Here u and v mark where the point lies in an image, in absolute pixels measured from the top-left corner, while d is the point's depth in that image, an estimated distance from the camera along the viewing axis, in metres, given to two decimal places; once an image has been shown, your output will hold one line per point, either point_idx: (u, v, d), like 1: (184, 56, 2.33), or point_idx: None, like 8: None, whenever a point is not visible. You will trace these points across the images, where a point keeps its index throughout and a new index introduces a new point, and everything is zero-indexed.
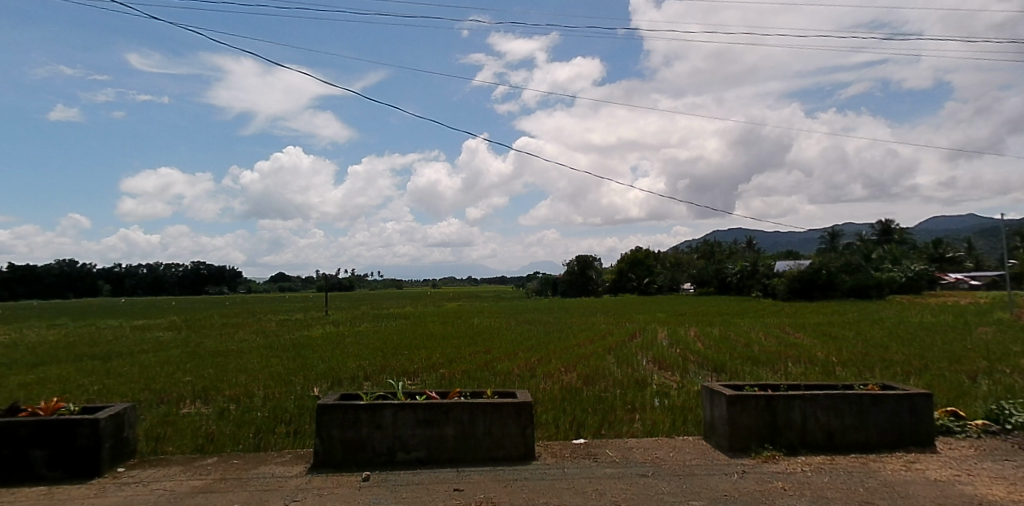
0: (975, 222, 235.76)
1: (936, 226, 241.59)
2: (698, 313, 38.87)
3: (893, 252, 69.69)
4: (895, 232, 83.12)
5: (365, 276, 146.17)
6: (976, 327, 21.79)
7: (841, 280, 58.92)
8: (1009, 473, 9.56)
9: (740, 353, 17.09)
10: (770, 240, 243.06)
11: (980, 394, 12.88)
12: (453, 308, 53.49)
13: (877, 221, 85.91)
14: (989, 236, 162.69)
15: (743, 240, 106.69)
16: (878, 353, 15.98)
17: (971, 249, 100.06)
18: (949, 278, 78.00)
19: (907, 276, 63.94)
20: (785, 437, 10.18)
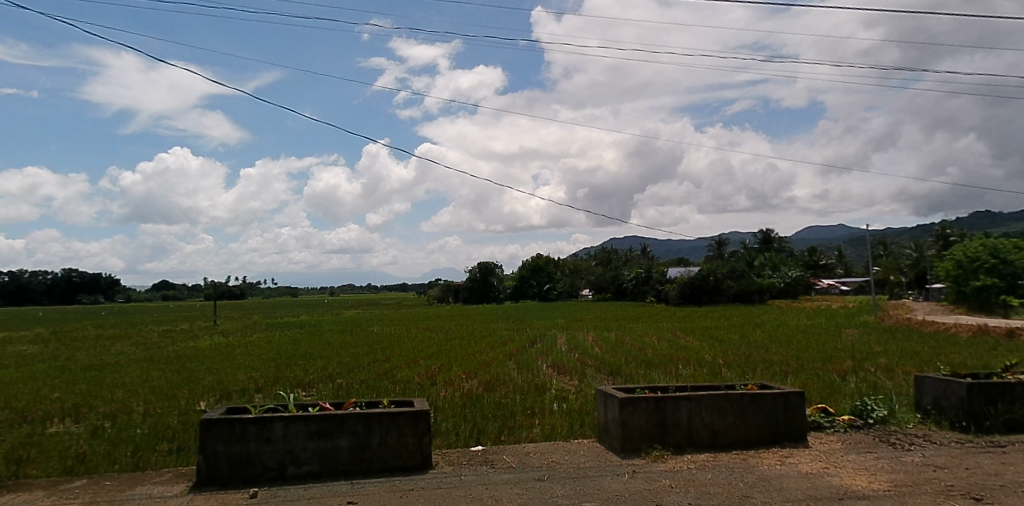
0: (844, 231, 257.16)
1: (811, 235, 260.76)
2: (594, 319, 40.11)
3: (774, 259, 74.45)
4: (775, 241, 88.99)
5: (256, 283, 140.27)
6: (843, 329, 23.58)
7: (726, 285, 62.38)
8: (870, 464, 10.42)
9: (635, 357, 17.70)
10: (662, 247, 253.89)
11: (848, 391, 13.94)
12: (351, 316, 52.17)
13: (760, 230, 91.47)
14: (855, 245, 177.70)
15: (638, 247, 110.76)
16: (759, 355, 17.01)
17: (842, 257, 108.66)
18: (823, 284, 84.26)
19: (785, 282, 68.47)
20: (672, 436, 10.62)
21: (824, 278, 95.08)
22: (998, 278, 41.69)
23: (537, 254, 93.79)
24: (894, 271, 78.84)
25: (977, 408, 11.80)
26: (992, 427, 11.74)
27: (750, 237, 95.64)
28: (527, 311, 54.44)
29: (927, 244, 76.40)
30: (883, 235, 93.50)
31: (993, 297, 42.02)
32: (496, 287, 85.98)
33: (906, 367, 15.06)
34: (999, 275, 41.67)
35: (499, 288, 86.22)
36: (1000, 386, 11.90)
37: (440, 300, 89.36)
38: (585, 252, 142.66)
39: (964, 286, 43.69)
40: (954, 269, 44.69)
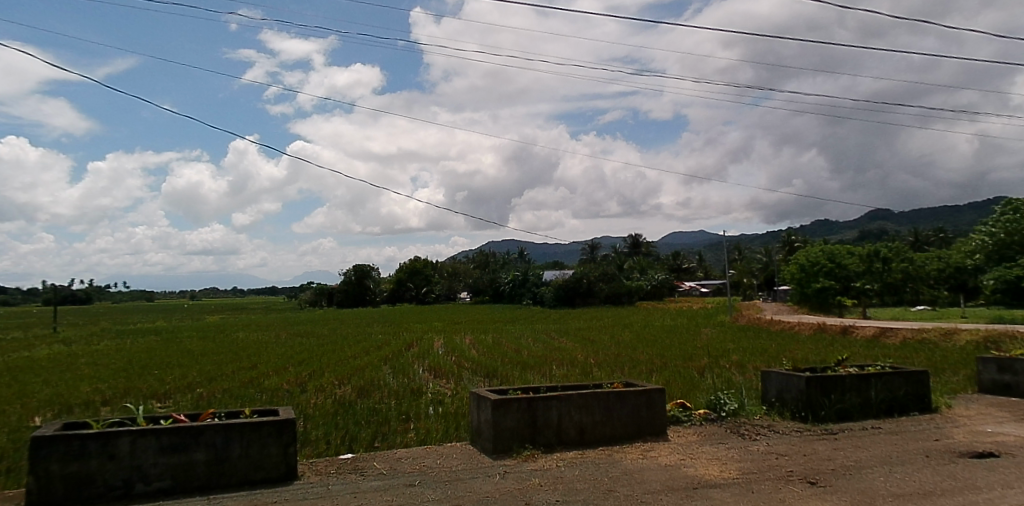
0: (706, 236, 275.52)
1: (676, 241, 276.69)
2: (471, 321, 40.48)
3: (641, 263, 78.38)
4: (643, 246, 93.73)
5: (103, 287, 128.94)
6: (701, 329, 25.28)
7: (598, 288, 64.97)
8: (722, 454, 11.20)
9: (511, 359, 17.93)
10: (539, 250, 259.87)
11: (706, 387, 14.90)
12: (214, 321, 49.18)
13: (630, 235, 95.99)
14: (714, 250, 191.08)
15: (516, 250, 112.83)
16: (627, 354, 17.82)
17: (702, 261, 116.19)
18: (685, 286, 89.83)
19: (652, 284, 72.03)
20: (543, 435, 10.88)
21: (687, 281, 101.21)
22: (834, 281, 45.96)
23: (415, 256, 93.09)
24: (747, 274, 85.51)
25: (814, 399, 12.99)
26: (826, 416, 12.97)
27: (620, 242, 99.90)
28: (404, 315, 53.87)
29: (775, 249, 83.52)
30: (738, 241, 101.17)
31: (830, 297, 46.16)
32: (372, 291, 84.59)
33: (755, 363, 16.35)
34: (835, 278, 45.99)
35: (375, 291, 84.99)
36: (833, 379, 13.17)
37: (312, 304, 86.75)
38: (462, 255, 143.33)
39: (806, 288, 47.80)
40: (798, 272, 49.01)
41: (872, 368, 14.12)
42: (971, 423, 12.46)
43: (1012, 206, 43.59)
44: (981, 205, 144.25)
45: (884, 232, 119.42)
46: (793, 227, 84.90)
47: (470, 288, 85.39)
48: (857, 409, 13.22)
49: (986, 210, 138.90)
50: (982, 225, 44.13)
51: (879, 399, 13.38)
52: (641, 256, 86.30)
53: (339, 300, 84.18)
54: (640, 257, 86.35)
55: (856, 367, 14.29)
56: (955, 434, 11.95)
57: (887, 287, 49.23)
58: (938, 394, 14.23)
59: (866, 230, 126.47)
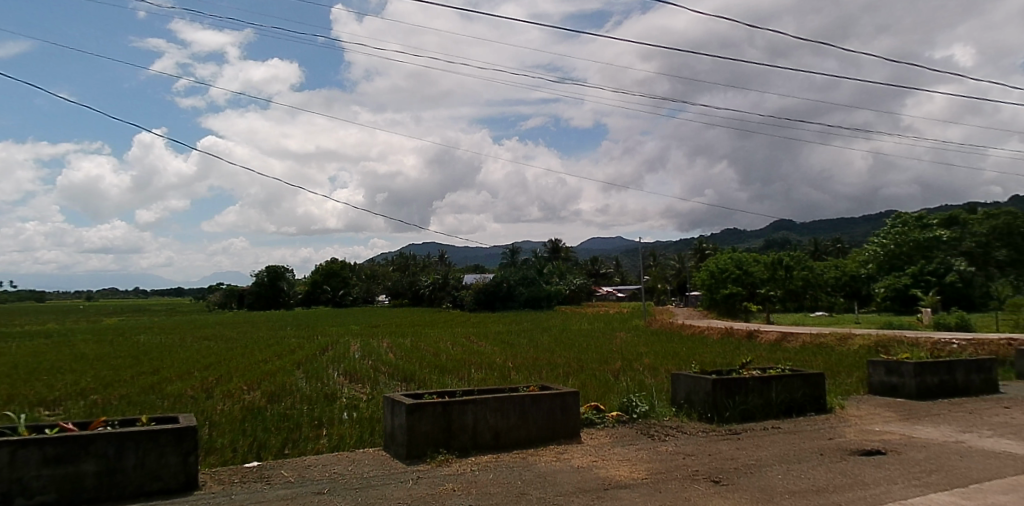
0: (625, 242, 282.95)
1: (596, 247, 281.82)
2: (389, 324, 40.13)
3: (560, 268, 79.76)
4: (563, 251, 95.40)
5: None
6: (618, 332, 26.03)
7: (518, 291, 65.85)
8: (633, 454, 11.50)
9: (429, 362, 17.80)
10: (459, 253, 259.55)
11: (619, 389, 15.26)
12: (112, 324, 46.61)
13: (550, 240, 97.84)
14: (631, 257, 196.52)
15: (436, 253, 112.60)
16: (545, 357, 18.00)
17: (619, 267, 119.46)
18: (602, 291, 92.06)
19: (570, 289, 73.44)
20: (458, 440, 10.83)
21: (604, 286, 103.58)
22: (741, 287, 48.36)
23: (332, 258, 91.48)
24: (662, 279, 88.46)
25: (719, 401, 13.54)
26: (730, 416, 13.55)
27: (540, 247, 101.06)
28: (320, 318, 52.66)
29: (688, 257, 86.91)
30: (654, 247, 104.57)
31: (738, 303, 48.26)
32: (286, 293, 82.47)
33: (667, 366, 16.87)
34: (742, 284, 48.46)
35: (290, 293, 82.90)
36: (737, 381, 13.76)
37: (221, 306, 83.71)
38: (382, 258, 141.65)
39: (715, 294, 49.70)
40: (708, 279, 50.94)
41: (774, 370, 14.85)
42: (861, 422, 13.30)
43: (901, 218, 47.20)
44: (875, 218, 154.73)
45: (787, 242, 126.11)
46: (705, 235, 88.37)
47: (389, 291, 84.38)
48: (759, 409, 13.86)
49: (878, 222, 149.06)
50: (875, 237, 47.60)
51: (779, 400, 14.08)
52: (560, 261, 88.08)
53: (251, 301, 81.66)
54: (559, 262, 88.14)
55: (759, 369, 15.03)
56: (848, 433, 12.72)
57: (788, 294, 52.44)
58: (833, 395, 15.09)
59: (772, 239, 133.26)
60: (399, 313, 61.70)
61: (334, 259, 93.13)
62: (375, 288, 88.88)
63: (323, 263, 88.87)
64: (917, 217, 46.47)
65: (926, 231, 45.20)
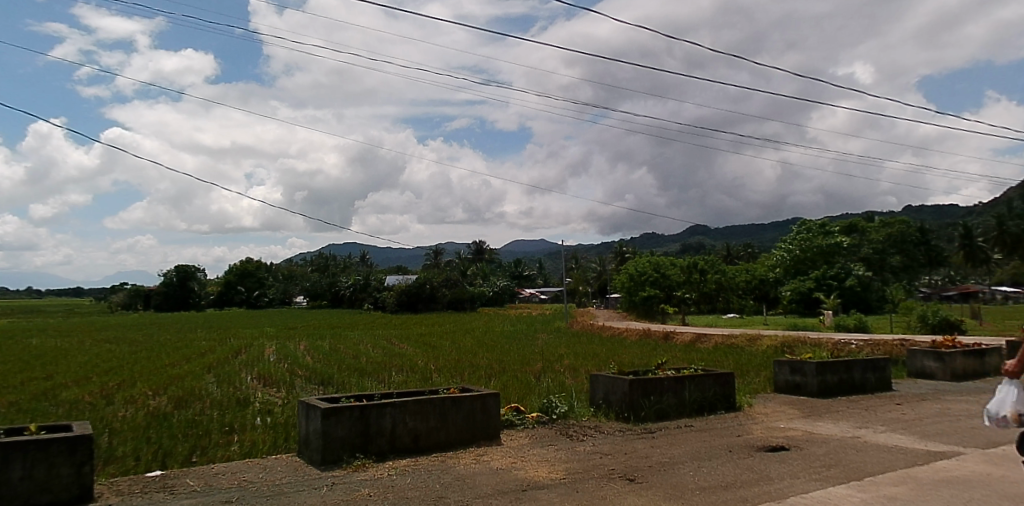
0: (548, 244, 286.56)
1: (519, 249, 283.90)
2: (306, 326, 39.09)
3: (484, 270, 79.97)
4: (487, 253, 95.71)
5: None
6: (538, 334, 26.27)
7: (441, 293, 65.79)
8: (551, 455, 11.64)
9: (348, 365, 17.47)
10: (382, 255, 255.36)
11: (540, 391, 15.41)
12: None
13: (474, 242, 97.97)
14: (553, 260, 199.49)
15: (358, 253, 110.77)
16: (467, 359, 17.96)
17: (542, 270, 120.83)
18: (525, 293, 92.84)
19: (493, 291, 73.51)
20: (375, 444, 10.64)
21: (527, 288, 104.36)
22: (658, 290, 49.70)
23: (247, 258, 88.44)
24: (583, 281, 90.24)
25: (636, 401, 13.89)
26: (646, 416, 13.93)
27: (464, 248, 100.87)
28: (232, 320, 50.68)
29: (609, 260, 89.03)
30: (576, 250, 106.49)
31: (655, 305, 49.59)
32: (197, 293, 79.12)
33: (587, 367, 17.17)
34: (659, 287, 49.80)
35: (201, 294, 79.61)
36: (653, 381, 14.16)
37: (125, 307, 79.45)
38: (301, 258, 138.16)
39: (634, 296, 50.94)
40: (627, 282, 52.18)
41: (687, 371, 15.36)
42: (767, 419, 13.96)
43: (806, 226, 49.19)
44: (783, 224, 162.95)
45: (701, 247, 131.07)
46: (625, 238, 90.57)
47: (307, 292, 82.21)
48: (674, 408, 14.32)
49: (785, 229, 156.75)
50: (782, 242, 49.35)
51: (692, 399, 14.58)
52: (483, 263, 88.31)
53: (158, 303, 77.87)
54: (483, 263, 88.35)
55: (674, 369, 15.53)
56: (755, 430, 13.30)
57: (702, 296, 54.55)
58: (742, 394, 15.77)
59: (688, 244, 138.30)
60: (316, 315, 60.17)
61: (249, 259, 90.07)
62: (292, 289, 86.27)
63: (237, 263, 85.81)
64: (821, 225, 48.79)
65: (828, 237, 47.86)
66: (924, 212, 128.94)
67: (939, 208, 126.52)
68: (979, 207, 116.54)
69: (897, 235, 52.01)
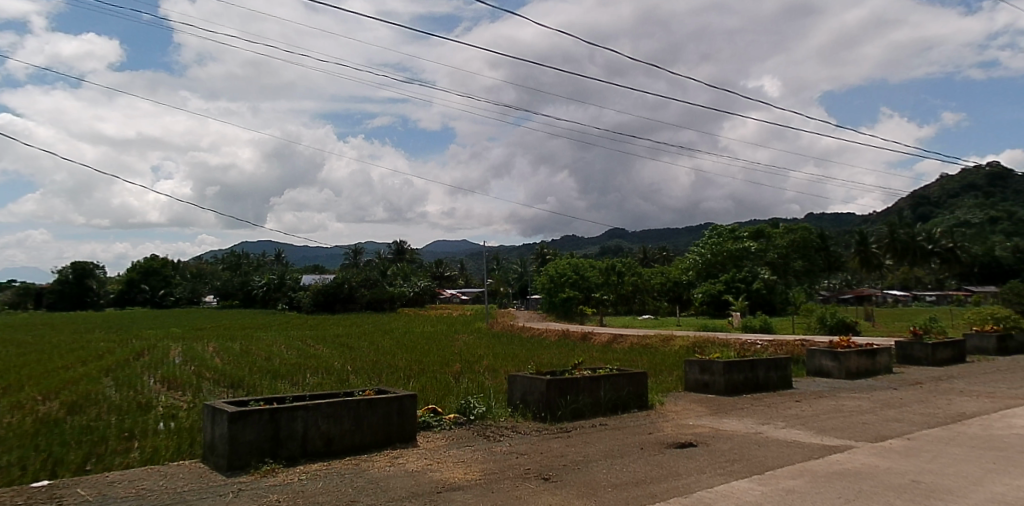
0: (470, 245, 286.85)
1: (442, 249, 282.91)
2: (217, 328, 37.69)
3: (405, 270, 79.12)
4: (408, 253, 95.04)
5: None
6: (456, 335, 26.30)
7: (359, 293, 65.14)
8: (468, 456, 11.63)
9: (260, 367, 16.88)
10: (299, 255, 248.54)
11: (459, 391, 15.40)
12: None
13: (395, 241, 97.06)
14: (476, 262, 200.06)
15: (273, 252, 107.81)
16: (385, 361, 17.73)
17: (463, 269, 120.40)
18: (446, 293, 92.57)
19: (414, 291, 72.88)
20: (285, 448, 10.27)
21: (448, 289, 104.10)
22: (577, 291, 50.75)
23: (152, 255, 84.35)
24: (504, 282, 90.85)
25: (553, 400, 14.09)
26: (562, 415, 14.13)
27: (385, 248, 99.66)
28: (134, 320, 48.19)
29: (530, 261, 90.22)
30: (497, 251, 107.09)
31: (574, 306, 50.63)
32: (95, 291, 74.77)
33: (506, 367, 17.30)
34: (578, 289, 50.88)
35: (99, 292, 75.34)
36: (570, 381, 14.40)
37: (14, 306, 74.18)
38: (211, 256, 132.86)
39: (554, 297, 51.71)
40: (547, 283, 52.66)
41: (603, 371, 15.69)
42: (677, 417, 14.45)
43: (717, 230, 51.82)
44: (696, 228, 169.36)
45: (620, 250, 134.47)
46: (546, 240, 91.83)
47: (217, 292, 79.05)
48: (589, 408, 14.60)
49: (698, 233, 163.24)
50: (695, 245, 51.22)
51: (606, 398, 14.92)
52: (404, 263, 87.59)
53: (51, 301, 73.12)
54: (403, 263, 87.61)
55: (590, 369, 15.84)
56: (665, 427, 13.74)
57: (620, 298, 56.03)
58: (655, 392, 16.27)
59: (606, 246, 141.66)
60: (227, 315, 58.22)
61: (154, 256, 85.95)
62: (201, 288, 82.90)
63: (140, 260, 81.61)
64: (730, 230, 51.49)
65: (737, 242, 50.32)
66: (825, 219, 137.16)
67: (837, 216, 134.95)
68: (873, 215, 124.96)
69: (800, 241, 55.34)
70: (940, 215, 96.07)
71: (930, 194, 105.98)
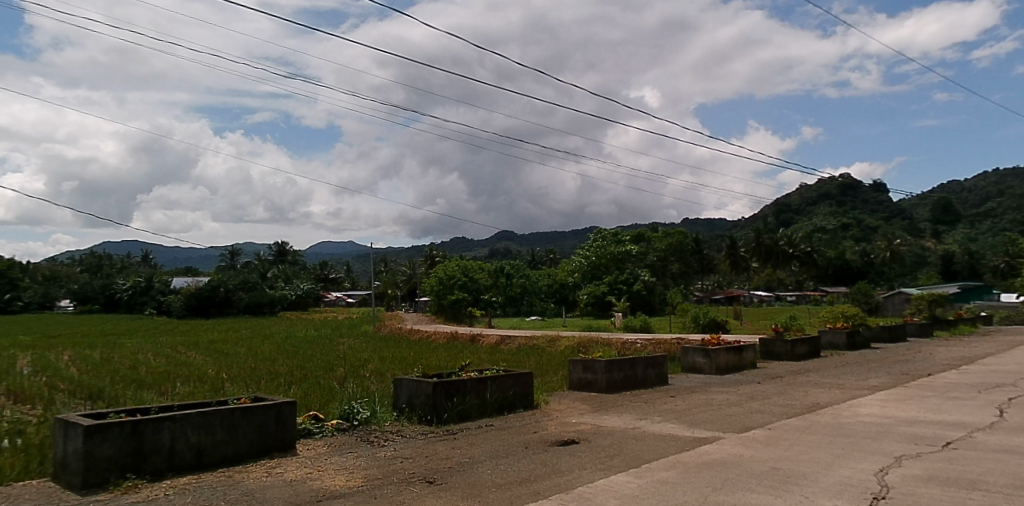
0: (355, 245, 280.34)
1: (327, 251, 274.81)
2: (73, 334, 34.85)
3: (287, 272, 76.08)
4: (290, 255, 92.03)
5: None
6: (341, 339, 25.50)
7: (237, 297, 62.41)
8: (349, 463, 11.34)
9: (123, 377, 15.69)
10: (170, 256, 233.14)
11: (343, 396, 15.03)
12: None
13: (275, 243, 93.44)
14: (362, 263, 196.23)
15: (139, 253, 100.65)
16: (265, 367, 17.03)
17: (349, 271, 117.60)
18: (331, 296, 90.26)
19: (297, 294, 70.63)
20: (150, 462, 9.46)
21: (334, 291, 101.44)
22: (466, 293, 50.92)
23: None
24: (392, 285, 89.81)
25: (438, 403, 14.03)
26: (448, 418, 14.12)
27: (265, 249, 95.60)
28: None
29: (418, 263, 89.81)
30: (385, 253, 105.52)
31: (463, 308, 50.67)
32: None
33: (392, 371, 17.06)
34: (467, 291, 51.07)
35: None
36: (455, 383, 14.41)
37: None
38: (67, 257, 121.83)
39: (442, 299, 51.53)
40: (436, 285, 52.45)
41: (489, 372, 15.82)
42: (561, 415, 14.80)
43: (601, 234, 53.78)
44: (581, 232, 174.90)
45: (508, 252, 136.43)
46: (435, 242, 91.61)
47: (73, 296, 73.01)
48: (475, 409, 14.68)
49: (584, 237, 168.49)
50: (581, 248, 52.87)
51: (492, 399, 15.04)
52: (287, 266, 84.51)
53: None
54: (285, 266, 84.50)
55: (477, 371, 15.89)
56: (549, 426, 14.05)
57: (508, 299, 56.64)
58: (540, 392, 16.59)
59: (495, 249, 143.03)
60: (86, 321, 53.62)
61: None
62: (55, 291, 77.35)
63: None
64: (613, 234, 53.65)
65: (620, 245, 52.47)
66: (700, 224, 145.74)
67: (710, 221, 143.65)
68: (742, 221, 134.02)
69: (677, 245, 58.43)
70: (800, 221, 104.58)
71: (791, 202, 115.21)
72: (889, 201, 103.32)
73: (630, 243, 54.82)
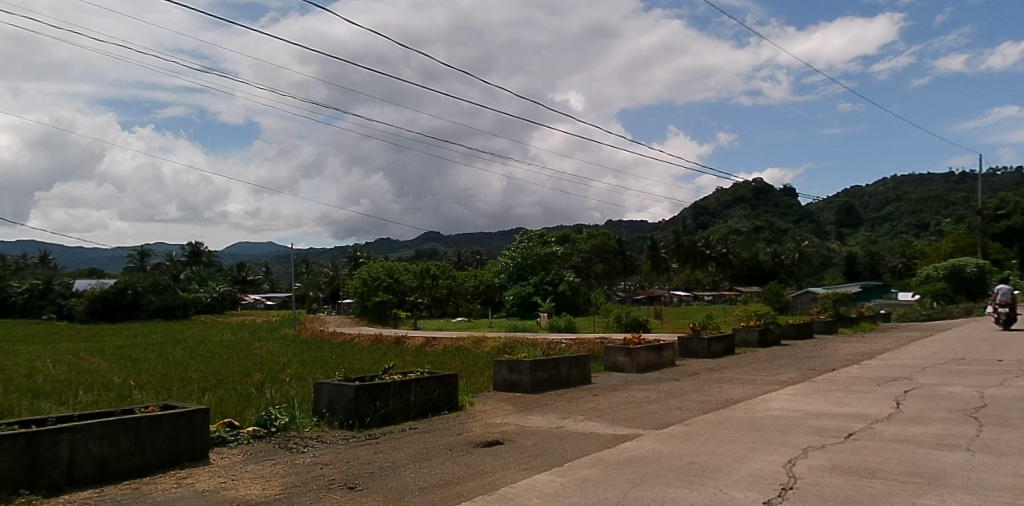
0: (274, 246, 271.71)
1: (245, 251, 265.17)
2: None
3: (201, 274, 73.05)
4: (205, 256, 88.52)
5: None
6: (257, 342, 24.60)
7: (146, 300, 59.52)
8: (265, 471, 10.99)
9: (17, 387, 14.63)
10: (72, 256, 219.10)
11: (261, 402, 14.57)
12: None
13: (188, 244, 89.45)
14: (281, 265, 190.29)
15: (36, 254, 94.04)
16: (177, 373, 16.30)
17: (268, 272, 114.06)
18: (249, 299, 87.29)
19: (212, 297, 68.30)
20: (46, 477, 8.84)
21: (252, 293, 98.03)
22: (391, 295, 50.29)
23: None
24: (313, 286, 87.88)
25: (361, 407, 13.78)
26: (371, 421, 13.88)
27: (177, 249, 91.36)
28: None
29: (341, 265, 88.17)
30: (306, 254, 102.88)
31: (388, 310, 50.05)
32: None
33: (313, 375, 16.65)
34: (392, 292, 50.45)
35: None
36: (378, 386, 14.22)
37: None
38: None
39: (366, 301, 50.73)
40: (359, 286, 51.57)
41: (413, 375, 15.66)
42: (485, 416, 14.83)
43: (527, 234, 54.22)
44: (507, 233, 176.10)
45: (435, 252, 135.67)
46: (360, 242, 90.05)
47: None
48: (399, 412, 14.50)
49: (510, 237, 169.59)
50: (507, 249, 53.15)
51: (416, 401, 14.90)
52: (200, 267, 81.08)
53: None
54: (199, 267, 81.04)
55: (400, 373, 15.72)
56: (474, 427, 14.04)
57: (434, 301, 56.34)
58: (465, 394, 16.55)
59: (421, 250, 141.94)
60: None
61: None
62: None
63: None
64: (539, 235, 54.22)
65: (545, 246, 52.99)
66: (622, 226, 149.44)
67: (633, 222, 147.48)
68: (662, 222, 138.36)
69: (601, 246, 59.67)
70: (717, 223, 108.80)
71: (709, 204, 119.81)
72: (798, 204, 109.10)
73: (556, 244, 55.61)
